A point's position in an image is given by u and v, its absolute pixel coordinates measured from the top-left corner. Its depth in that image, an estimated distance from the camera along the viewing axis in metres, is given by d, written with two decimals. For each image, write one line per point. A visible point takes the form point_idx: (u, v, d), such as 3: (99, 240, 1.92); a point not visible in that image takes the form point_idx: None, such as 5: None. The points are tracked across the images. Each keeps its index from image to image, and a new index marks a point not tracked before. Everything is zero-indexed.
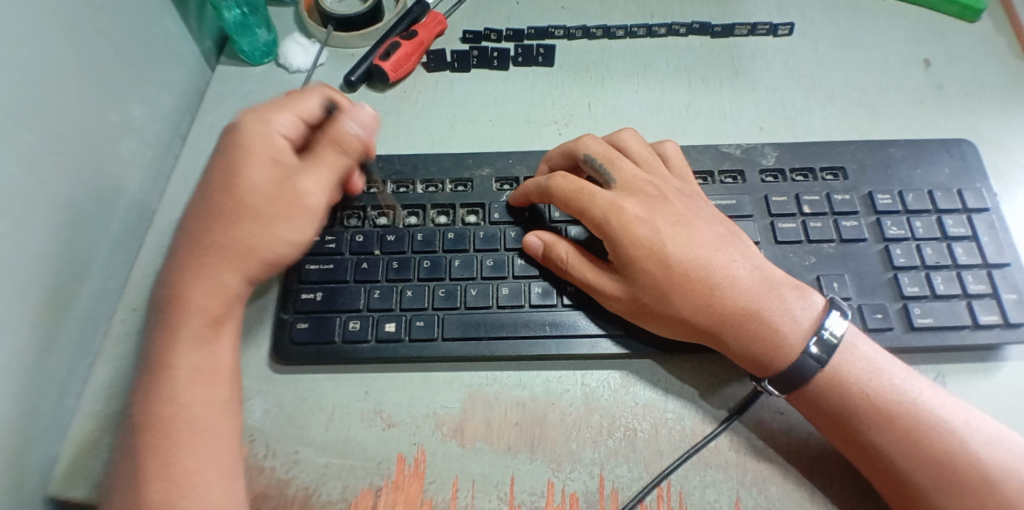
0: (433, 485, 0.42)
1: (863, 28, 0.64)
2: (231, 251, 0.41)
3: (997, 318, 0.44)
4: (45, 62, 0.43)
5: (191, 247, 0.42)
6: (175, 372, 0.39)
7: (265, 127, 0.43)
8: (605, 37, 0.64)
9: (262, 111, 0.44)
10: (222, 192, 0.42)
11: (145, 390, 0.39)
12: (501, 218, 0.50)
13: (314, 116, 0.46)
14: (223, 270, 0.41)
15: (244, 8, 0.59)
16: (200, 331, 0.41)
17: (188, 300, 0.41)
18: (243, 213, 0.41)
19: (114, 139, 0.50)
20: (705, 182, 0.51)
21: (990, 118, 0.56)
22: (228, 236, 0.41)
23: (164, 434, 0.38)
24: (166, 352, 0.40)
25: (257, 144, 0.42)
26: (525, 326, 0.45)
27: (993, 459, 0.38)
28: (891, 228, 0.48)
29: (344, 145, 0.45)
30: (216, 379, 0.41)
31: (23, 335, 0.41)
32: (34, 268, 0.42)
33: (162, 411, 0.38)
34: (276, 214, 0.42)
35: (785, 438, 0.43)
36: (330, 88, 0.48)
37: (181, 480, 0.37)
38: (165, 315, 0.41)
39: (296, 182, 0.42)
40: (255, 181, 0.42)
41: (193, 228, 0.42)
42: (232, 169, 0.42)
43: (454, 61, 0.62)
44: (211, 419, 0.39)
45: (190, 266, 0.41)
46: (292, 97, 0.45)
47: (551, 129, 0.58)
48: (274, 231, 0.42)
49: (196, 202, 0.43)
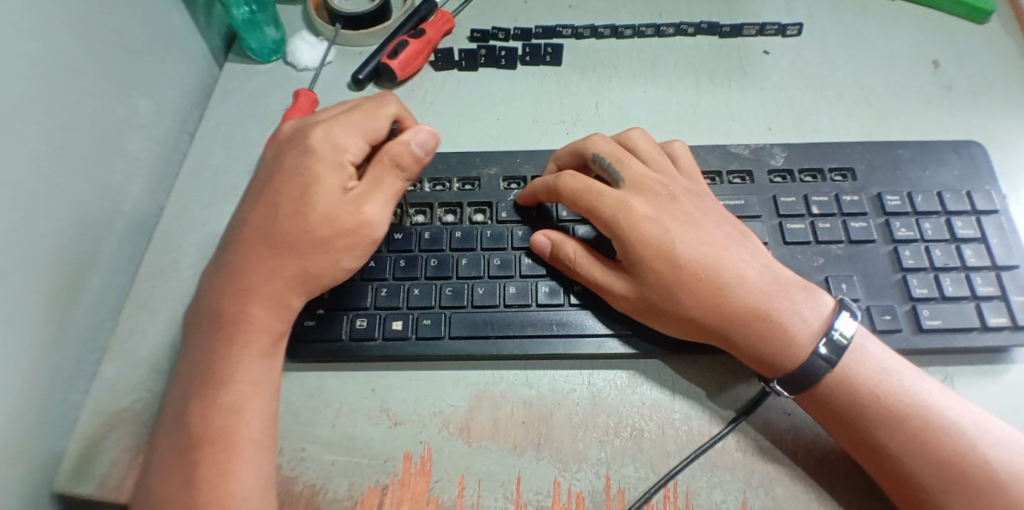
0: (439, 484, 0.42)
1: (872, 28, 0.64)
2: (296, 275, 0.42)
3: (1006, 320, 0.44)
4: (56, 56, 0.43)
5: (256, 270, 0.42)
6: (231, 383, 0.40)
7: (336, 154, 0.43)
8: (612, 36, 0.63)
9: (333, 132, 0.44)
10: (290, 218, 0.42)
11: (197, 400, 0.40)
12: (508, 217, 0.50)
13: (379, 135, 0.45)
14: (288, 292, 0.42)
15: (251, 6, 0.60)
16: (261, 348, 0.41)
17: (251, 317, 0.41)
18: (311, 245, 0.42)
19: (123, 135, 0.50)
20: (713, 182, 0.51)
21: (999, 120, 0.56)
22: (297, 264, 0.42)
23: (218, 443, 0.39)
24: (223, 365, 0.40)
25: (325, 173, 0.43)
26: (532, 325, 0.45)
27: (1003, 461, 0.38)
28: (900, 229, 0.47)
29: (402, 166, 0.43)
30: (269, 391, 0.41)
31: (31, 327, 0.41)
32: (42, 261, 0.42)
33: (219, 420, 0.39)
34: (339, 243, 0.42)
35: (793, 439, 0.43)
36: (398, 105, 0.47)
37: (233, 489, 0.38)
38: (226, 330, 0.41)
39: (358, 209, 0.43)
40: (322, 211, 0.42)
41: (255, 250, 0.42)
42: (301, 195, 0.42)
43: (462, 60, 0.62)
44: (262, 428, 0.40)
45: (256, 287, 0.42)
46: (362, 119, 0.45)
47: (559, 127, 0.58)
48: (338, 259, 0.43)
49: (258, 217, 0.43)
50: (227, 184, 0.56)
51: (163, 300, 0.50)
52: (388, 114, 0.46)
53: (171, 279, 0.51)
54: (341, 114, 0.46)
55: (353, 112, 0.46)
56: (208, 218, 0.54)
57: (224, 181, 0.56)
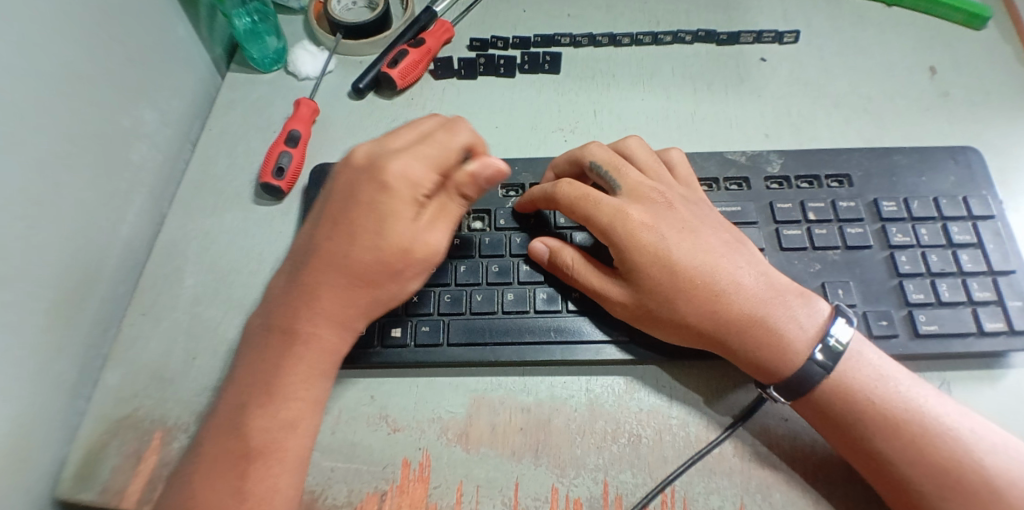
0: (437, 490, 0.42)
1: (868, 35, 0.64)
2: (368, 305, 0.42)
3: (1003, 326, 0.44)
4: (58, 67, 0.44)
5: (331, 294, 0.42)
6: (292, 398, 0.40)
7: (412, 187, 0.42)
8: (611, 44, 0.64)
9: (409, 163, 0.42)
10: (369, 254, 0.41)
11: (253, 410, 0.40)
12: (507, 224, 0.50)
13: (454, 163, 0.43)
14: (355, 318, 0.42)
15: (253, 17, 0.61)
16: (324, 367, 0.42)
17: (319, 338, 0.41)
18: (385, 276, 0.42)
19: (126, 145, 0.51)
20: (710, 189, 0.51)
21: (996, 126, 0.56)
22: (371, 295, 0.42)
23: (274, 456, 0.39)
24: (286, 380, 0.41)
25: (402, 207, 0.42)
26: (530, 332, 0.46)
27: (999, 467, 0.38)
28: (896, 235, 0.48)
29: (465, 194, 0.44)
30: (320, 408, 0.42)
31: (31, 336, 0.42)
32: (42, 271, 0.43)
33: (275, 433, 0.39)
34: (410, 273, 0.43)
35: (790, 445, 0.43)
36: (467, 122, 0.45)
37: (277, 501, 0.38)
38: (297, 348, 0.41)
39: (429, 240, 0.43)
40: (399, 246, 0.42)
41: (334, 278, 0.42)
42: (380, 232, 0.41)
43: (461, 69, 0.62)
44: (307, 445, 0.41)
45: (332, 309, 0.42)
46: (437, 148, 0.43)
47: (557, 135, 0.58)
48: (405, 285, 0.43)
49: (337, 242, 0.42)
50: (229, 192, 0.56)
51: (165, 307, 0.50)
52: (461, 138, 0.44)
53: (173, 287, 0.51)
54: (414, 140, 0.43)
55: (429, 139, 0.43)
56: (210, 227, 0.54)
57: (226, 190, 0.56)
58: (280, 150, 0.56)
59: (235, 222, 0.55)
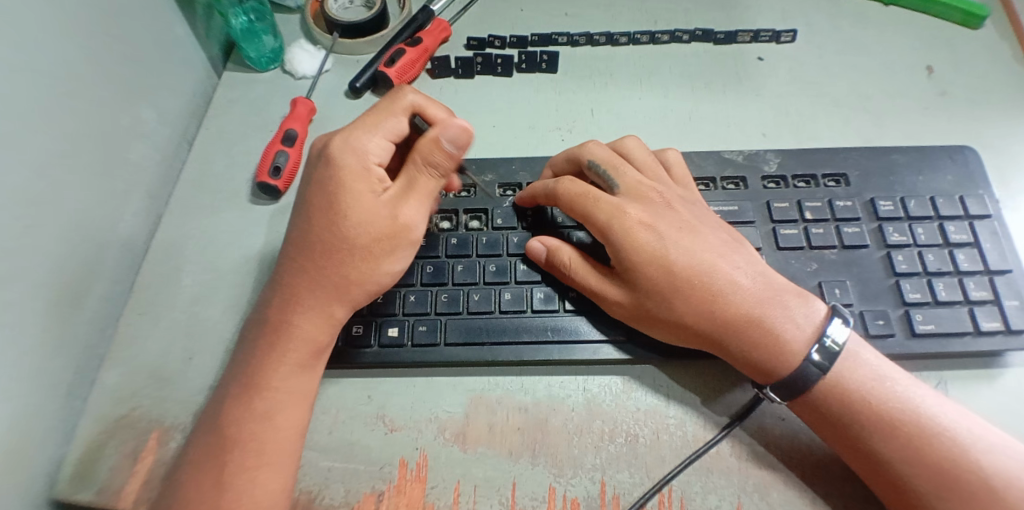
0: (435, 490, 0.42)
1: (866, 34, 0.64)
2: (338, 285, 0.42)
3: (1000, 325, 0.44)
4: (57, 67, 0.44)
5: (300, 279, 0.43)
6: (271, 391, 0.41)
7: (362, 159, 0.43)
8: (609, 43, 0.64)
9: (353, 137, 0.44)
10: (327, 230, 0.42)
11: (236, 403, 0.41)
12: (505, 224, 0.50)
13: (400, 132, 0.45)
14: (330, 302, 0.43)
15: (250, 16, 0.62)
16: (302, 358, 0.42)
17: (294, 326, 0.42)
18: (349, 251, 0.42)
19: (124, 144, 0.51)
20: (707, 188, 0.51)
21: (993, 125, 0.56)
22: (338, 274, 0.42)
23: (250, 449, 0.39)
24: (263, 373, 0.41)
25: (354, 181, 0.43)
26: (528, 331, 0.46)
27: (996, 466, 0.38)
28: (893, 235, 0.48)
29: (434, 164, 0.43)
30: (304, 403, 0.42)
31: (29, 337, 0.42)
32: (40, 272, 0.43)
33: (253, 426, 0.40)
34: (377, 248, 0.43)
35: (787, 445, 0.43)
36: (417, 93, 0.46)
37: (256, 496, 0.39)
38: (271, 338, 0.42)
39: (394, 213, 0.43)
40: (358, 219, 0.42)
41: (301, 262, 0.43)
42: (336, 208, 0.43)
43: (459, 68, 0.62)
44: (291, 440, 0.41)
45: (301, 297, 0.43)
46: (383, 120, 0.45)
47: (555, 135, 0.58)
48: (377, 264, 0.43)
49: (300, 228, 0.44)
50: (226, 192, 0.56)
51: (163, 308, 0.50)
52: (405, 106, 0.45)
53: (171, 287, 0.51)
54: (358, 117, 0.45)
55: (373, 113, 0.45)
56: (207, 227, 0.54)
57: (224, 190, 0.56)
58: (278, 149, 0.56)
59: (232, 222, 0.54)
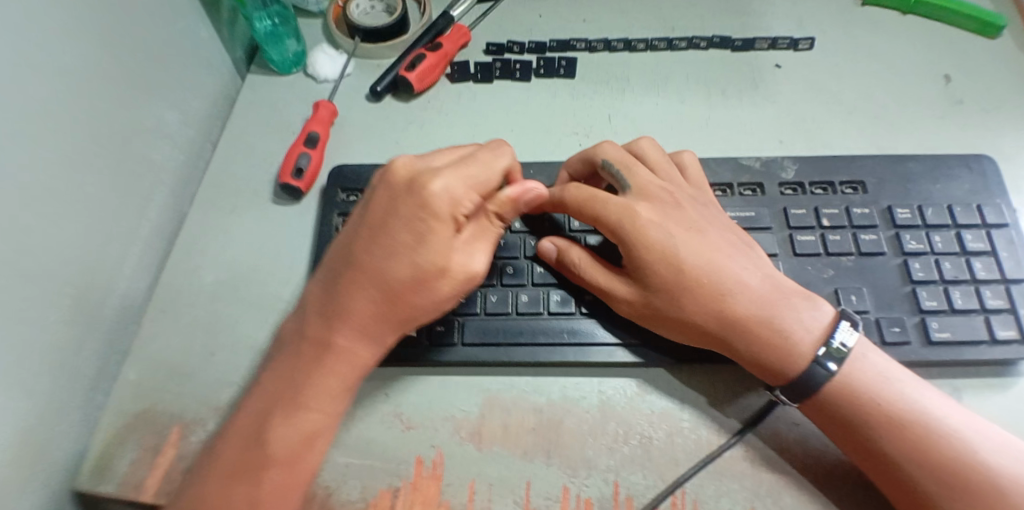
0: (450, 487, 0.43)
1: (883, 41, 0.64)
2: (402, 321, 0.42)
3: (1017, 334, 0.44)
4: (87, 71, 0.45)
5: (361, 308, 0.41)
6: (306, 409, 0.40)
7: (454, 207, 0.41)
8: (626, 49, 0.65)
9: (451, 183, 0.42)
10: (406, 270, 0.41)
11: (259, 406, 0.41)
12: (521, 227, 0.51)
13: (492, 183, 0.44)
14: (388, 334, 0.42)
15: (274, 20, 0.63)
16: (342, 380, 0.41)
17: (339, 347, 0.41)
18: (422, 293, 0.41)
19: (149, 145, 0.52)
20: (724, 194, 0.52)
21: (1011, 134, 0.56)
22: (405, 312, 0.41)
23: (275, 462, 0.39)
24: (300, 389, 0.40)
25: (444, 226, 0.41)
26: (544, 333, 0.46)
27: (1008, 471, 0.38)
28: (910, 242, 0.48)
29: (504, 218, 0.45)
30: (335, 420, 0.42)
31: (55, 331, 0.43)
32: (66, 269, 0.44)
33: (279, 438, 0.40)
34: (449, 293, 0.42)
35: (801, 451, 0.43)
36: (511, 150, 0.46)
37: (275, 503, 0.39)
38: (314, 356, 0.41)
39: (469, 263, 0.43)
40: (440, 264, 0.41)
41: (367, 293, 0.41)
42: (420, 247, 0.41)
43: (477, 73, 0.63)
44: (314, 453, 0.41)
45: (360, 325, 0.41)
46: (477, 169, 0.43)
47: (572, 139, 0.59)
48: (442, 305, 0.43)
49: (372, 257, 0.41)
50: (247, 192, 0.57)
51: (185, 304, 0.51)
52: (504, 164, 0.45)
53: (192, 284, 0.52)
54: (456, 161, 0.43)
55: (471, 161, 0.43)
56: (228, 226, 0.55)
57: (244, 190, 0.57)
58: (299, 151, 0.57)
59: (253, 221, 0.55)
